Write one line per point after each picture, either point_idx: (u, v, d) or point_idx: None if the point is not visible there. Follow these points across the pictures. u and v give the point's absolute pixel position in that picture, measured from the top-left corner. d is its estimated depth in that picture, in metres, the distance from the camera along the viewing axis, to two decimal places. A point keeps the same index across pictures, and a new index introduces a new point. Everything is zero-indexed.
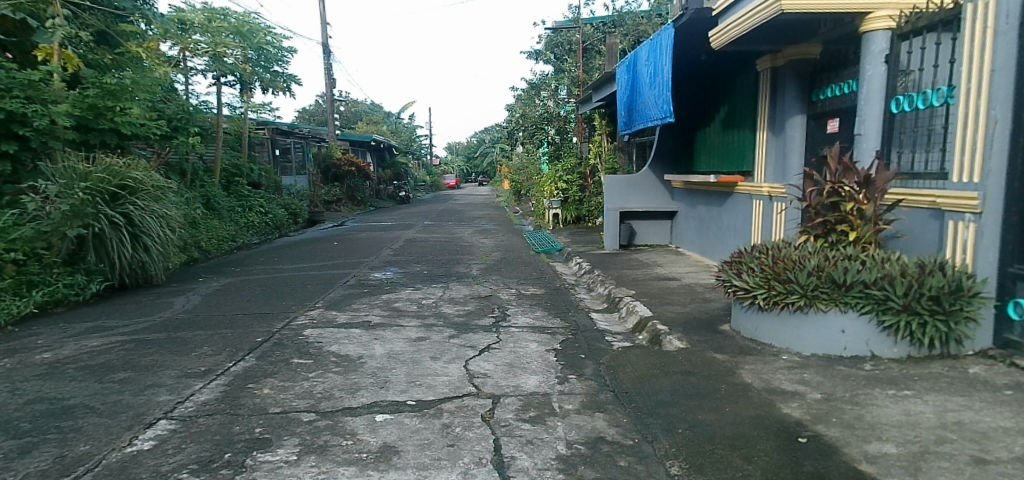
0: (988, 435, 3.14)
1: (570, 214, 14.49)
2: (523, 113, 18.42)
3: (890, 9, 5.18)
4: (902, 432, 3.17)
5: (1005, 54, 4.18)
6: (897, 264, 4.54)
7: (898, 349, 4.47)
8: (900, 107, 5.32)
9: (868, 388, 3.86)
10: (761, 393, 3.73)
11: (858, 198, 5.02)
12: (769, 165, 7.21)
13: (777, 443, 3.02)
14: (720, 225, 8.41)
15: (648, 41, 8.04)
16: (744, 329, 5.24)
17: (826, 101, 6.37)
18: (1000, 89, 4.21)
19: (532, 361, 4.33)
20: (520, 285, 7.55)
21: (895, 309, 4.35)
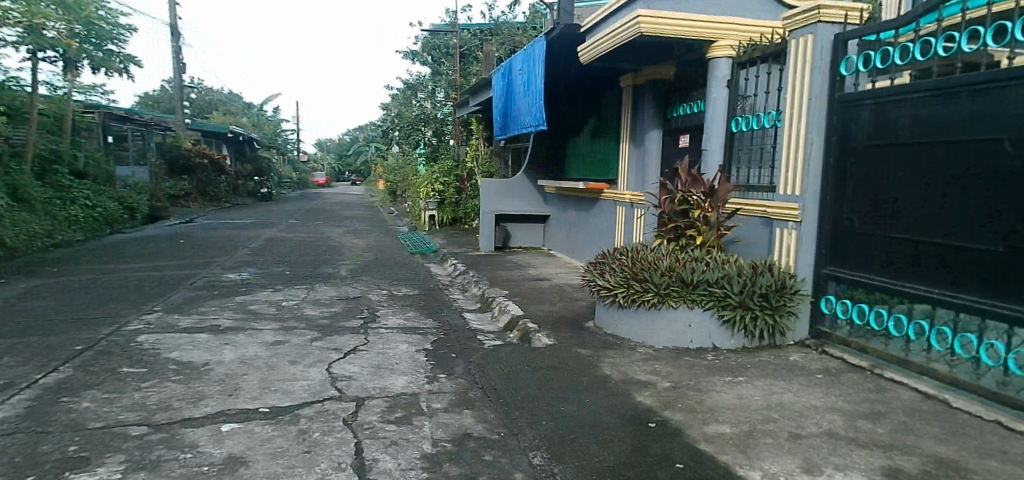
0: (803, 413, 3.63)
1: (446, 216, 14.48)
2: (399, 113, 18.00)
3: (731, 39, 5.86)
4: (736, 413, 3.56)
5: (819, 85, 4.88)
6: (735, 265, 5.10)
7: (736, 340, 5.01)
8: (739, 126, 5.87)
9: (709, 375, 4.27)
10: (619, 383, 3.98)
11: (704, 207, 5.57)
12: (631, 174, 7.73)
13: (632, 429, 3.23)
14: (588, 229, 8.86)
15: (523, 51, 8.26)
16: (605, 325, 5.56)
17: (678, 118, 6.94)
18: (816, 116, 4.91)
19: (400, 362, 4.25)
20: (392, 285, 7.39)
21: (733, 304, 4.89)
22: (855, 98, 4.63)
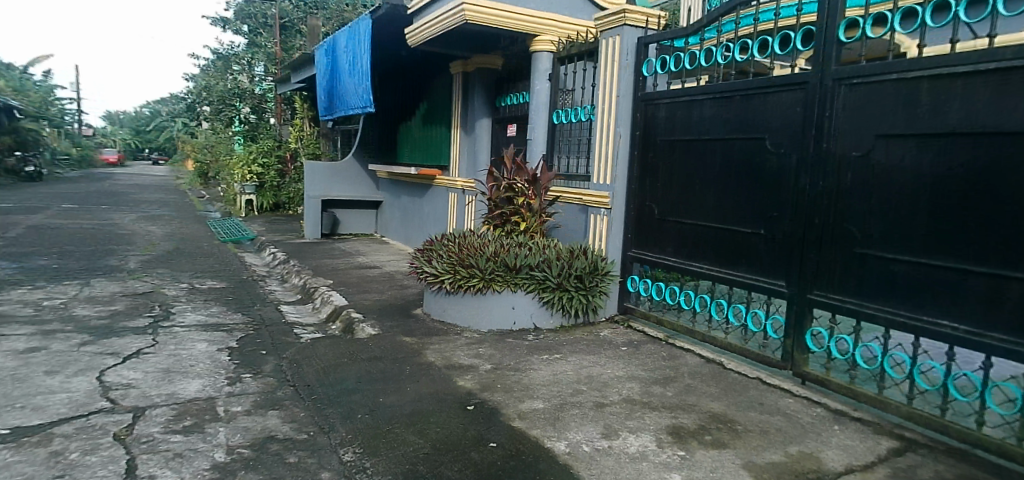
0: (608, 384, 3.96)
1: (267, 201, 13.46)
2: (208, 85, 16.27)
3: (552, 35, 6.17)
4: (549, 389, 3.77)
5: (626, 84, 5.33)
6: (554, 249, 5.39)
7: (555, 319, 5.31)
8: (560, 119, 6.16)
9: (529, 355, 4.48)
10: (441, 369, 4.00)
11: (528, 194, 5.80)
12: (462, 161, 7.81)
13: (449, 413, 3.26)
14: (421, 215, 8.79)
15: (346, 28, 7.88)
16: (433, 312, 5.55)
17: (506, 108, 7.09)
18: (623, 112, 5.37)
19: (196, 364, 3.82)
20: (194, 278, 6.64)
21: (552, 287, 5.17)
22: (653, 97, 5.16)
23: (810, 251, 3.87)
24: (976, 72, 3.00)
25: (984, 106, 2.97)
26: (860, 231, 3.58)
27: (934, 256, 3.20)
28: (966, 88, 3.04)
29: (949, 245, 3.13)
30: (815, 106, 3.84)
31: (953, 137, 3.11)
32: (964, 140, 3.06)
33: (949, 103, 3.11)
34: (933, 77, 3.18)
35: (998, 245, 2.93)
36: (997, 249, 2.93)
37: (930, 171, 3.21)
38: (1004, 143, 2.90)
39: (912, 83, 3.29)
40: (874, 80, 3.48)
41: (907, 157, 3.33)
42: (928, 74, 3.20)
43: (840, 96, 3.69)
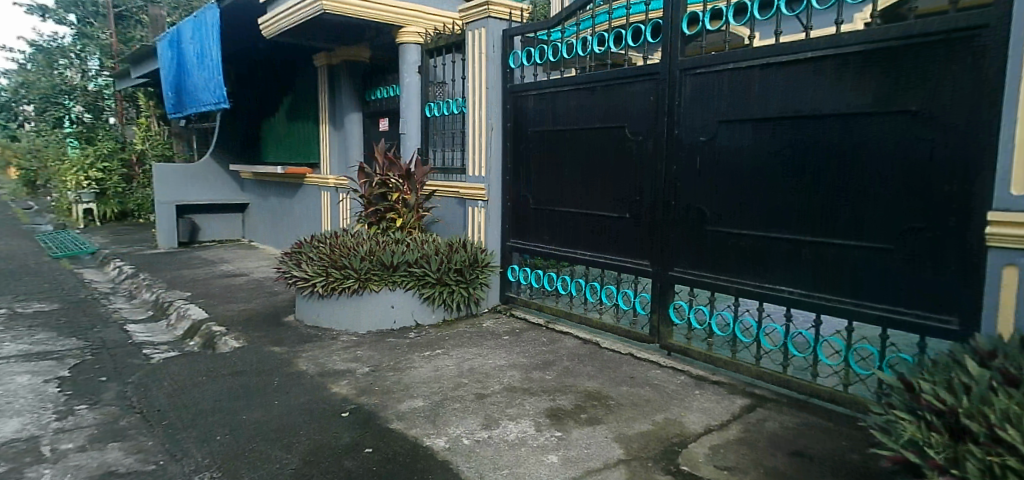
0: (489, 374, 4.00)
1: (110, 210, 12.07)
2: (27, 81, 14.22)
3: (418, 26, 6.07)
4: (429, 386, 3.73)
5: (494, 76, 5.37)
6: (432, 244, 5.34)
7: (437, 314, 5.26)
8: (432, 112, 6.10)
9: (409, 353, 4.39)
10: (313, 377, 3.81)
11: (402, 190, 5.68)
12: (332, 157, 7.47)
13: (321, 423, 3.12)
14: (292, 217, 8.33)
15: (190, 17, 7.22)
16: (306, 317, 5.26)
17: (377, 102, 6.89)
18: (493, 104, 5.40)
19: (16, 400, 3.33)
20: (17, 302, 5.78)
21: (431, 282, 5.12)
22: (521, 89, 5.26)
23: (671, 231, 4.14)
24: (796, 62, 3.33)
25: (805, 92, 3.30)
26: (711, 210, 3.87)
27: (773, 229, 3.54)
28: (789, 76, 3.37)
29: (784, 219, 3.47)
30: (666, 95, 4.09)
31: (781, 120, 3.43)
32: (790, 123, 3.40)
33: (778, 91, 3.43)
34: (763, 66, 3.49)
35: (821, 216, 3.28)
36: (822, 219, 3.29)
37: (765, 152, 3.54)
38: (822, 125, 3.24)
39: (746, 72, 3.60)
40: (716, 70, 3.76)
41: (746, 140, 3.64)
42: (759, 63, 3.51)
43: (688, 85, 3.96)
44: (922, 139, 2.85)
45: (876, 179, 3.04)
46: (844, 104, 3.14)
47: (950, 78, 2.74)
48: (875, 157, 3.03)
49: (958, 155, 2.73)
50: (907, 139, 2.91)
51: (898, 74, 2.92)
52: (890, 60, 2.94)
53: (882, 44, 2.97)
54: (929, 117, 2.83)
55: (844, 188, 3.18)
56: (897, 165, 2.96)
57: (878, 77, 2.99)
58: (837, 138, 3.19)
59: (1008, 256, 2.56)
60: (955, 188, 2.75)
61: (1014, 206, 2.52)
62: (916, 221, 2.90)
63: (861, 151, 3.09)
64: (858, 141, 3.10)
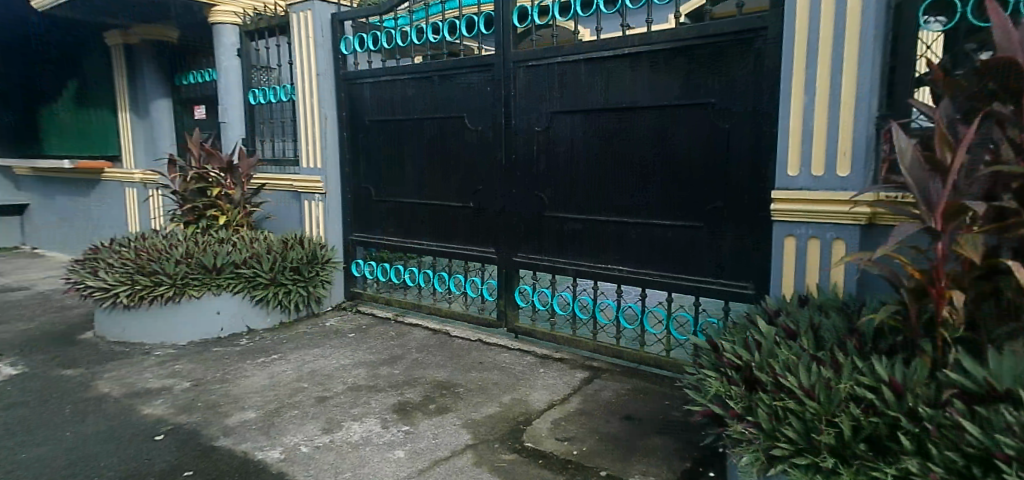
0: (331, 375, 3.79)
1: None
2: None
3: (234, 6, 5.53)
4: (262, 395, 3.43)
5: (325, 63, 5.06)
6: (263, 243, 4.93)
7: (272, 318, 4.87)
8: (257, 99, 5.62)
9: (239, 362, 4.01)
10: (119, 400, 3.32)
11: (225, 184, 5.16)
12: (139, 149, 6.61)
13: (128, 451, 2.72)
14: (90, 219, 7.20)
15: None
16: (110, 333, 4.58)
17: (189, 87, 6.20)
18: (325, 91, 5.09)
19: None
20: None
21: (264, 283, 4.72)
22: (356, 77, 5.03)
23: (512, 218, 4.25)
24: (615, 57, 3.56)
25: (624, 86, 3.55)
26: (548, 197, 4.03)
27: (603, 213, 3.77)
28: (611, 71, 3.59)
29: (612, 203, 3.72)
30: (501, 86, 4.16)
31: (605, 112, 3.65)
32: (613, 114, 3.62)
33: (601, 84, 3.65)
34: (587, 60, 3.69)
35: (644, 199, 3.57)
36: (644, 202, 3.57)
37: (593, 142, 3.75)
38: (640, 116, 3.51)
39: (573, 66, 3.78)
40: (545, 63, 3.90)
41: (575, 130, 3.82)
42: (584, 58, 3.70)
43: (521, 76, 4.06)
44: (720, 128, 3.19)
45: (686, 165, 3.36)
46: (657, 97, 3.42)
47: (740, 74, 3.09)
48: (684, 144, 3.35)
49: (748, 142, 3.10)
50: (708, 128, 3.24)
51: (700, 70, 3.23)
52: (692, 57, 3.25)
53: (685, 42, 3.26)
54: (724, 108, 3.16)
55: (660, 174, 3.47)
56: (701, 152, 3.28)
57: (683, 73, 3.30)
58: (652, 128, 3.46)
59: (789, 228, 2.78)
60: (747, 170, 3.12)
61: (790, 186, 2.74)
62: (718, 201, 3.25)
63: (673, 139, 3.39)
64: (669, 131, 3.40)
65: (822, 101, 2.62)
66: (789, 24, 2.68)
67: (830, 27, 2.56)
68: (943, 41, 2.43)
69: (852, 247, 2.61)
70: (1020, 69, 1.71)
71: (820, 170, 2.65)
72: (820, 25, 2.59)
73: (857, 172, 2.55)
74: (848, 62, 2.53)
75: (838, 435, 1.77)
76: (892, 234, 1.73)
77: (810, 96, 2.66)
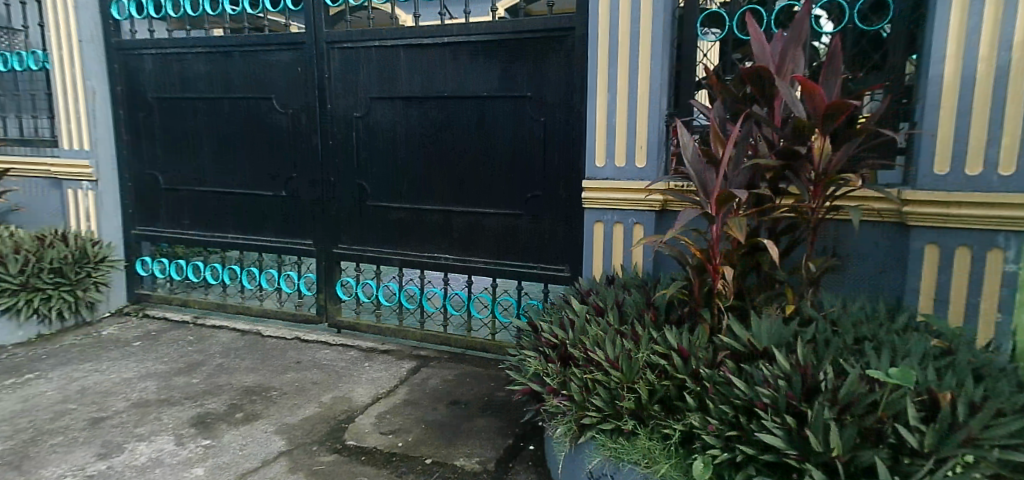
0: (110, 391, 3.23)
1: None
2: None
3: None
4: (11, 424, 2.81)
5: (90, 27, 4.26)
6: (9, 240, 4.07)
7: (26, 330, 4.02)
8: None
9: None
10: None
11: None
12: None
13: None
14: None
15: None
16: None
17: None
18: (92, 60, 4.30)
19: None
20: None
21: (11, 289, 3.90)
22: (133, 46, 4.31)
23: (331, 207, 4.00)
24: (434, 45, 3.51)
25: (445, 74, 3.52)
26: (369, 185, 3.87)
27: (427, 202, 3.72)
28: (431, 58, 3.54)
29: (435, 192, 3.69)
30: (314, 67, 3.86)
31: (426, 99, 3.59)
32: (433, 103, 3.58)
33: (421, 71, 3.58)
34: (406, 46, 3.58)
35: (466, 187, 3.59)
36: (466, 190, 3.60)
37: (414, 129, 3.66)
38: (461, 104, 3.51)
39: (391, 51, 3.64)
40: (362, 46, 3.71)
41: (395, 116, 3.71)
42: (402, 43, 3.59)
43: (336, 58, 3.81)
44: (537, 120, 3.32)
45: (504, 154, 3.44)
46: (477, 88, 3.45)
47: (553, 70, 3.24)
48: (503, 135, 3.43)
49: (562, 134, 3.26)
50: (526, 120, 3.35)
51: (517, 63, 3.33)
52: (509, 51, 3.33)
53: (502, 36, 3.33)
54: (540, 102, 3.30)
55: (481, 163, 3.52)
56: (520, 143, 3.39)
57: (502, 65, 3.37)
58: (473, 117, 3.49)
59: (597, 214, 3.00)
60: (562, 161, 3.29)
61: (598, 175, 2.96)
62: (537, 190, 3.39)
63: (493, 129, 3.45)
64: (489, 121, 3.45)
65: (623, 98, 2.86)
66: (595, 25, 2.87)
67: (627, 31, 2.80)
68: (716, 50, 2.77)
69: (649, 231, 2.90)
70: (769, 77, 2.01)
71: (622, 162, 2.90)
72: (619, 28, 2.81)
73: (652, 164, 2.83)
74: (643, 64, 2.79)
75: (637, 400, 1.97)
76: (679, 218, 1.93)
77: (613, 93, 2.88)
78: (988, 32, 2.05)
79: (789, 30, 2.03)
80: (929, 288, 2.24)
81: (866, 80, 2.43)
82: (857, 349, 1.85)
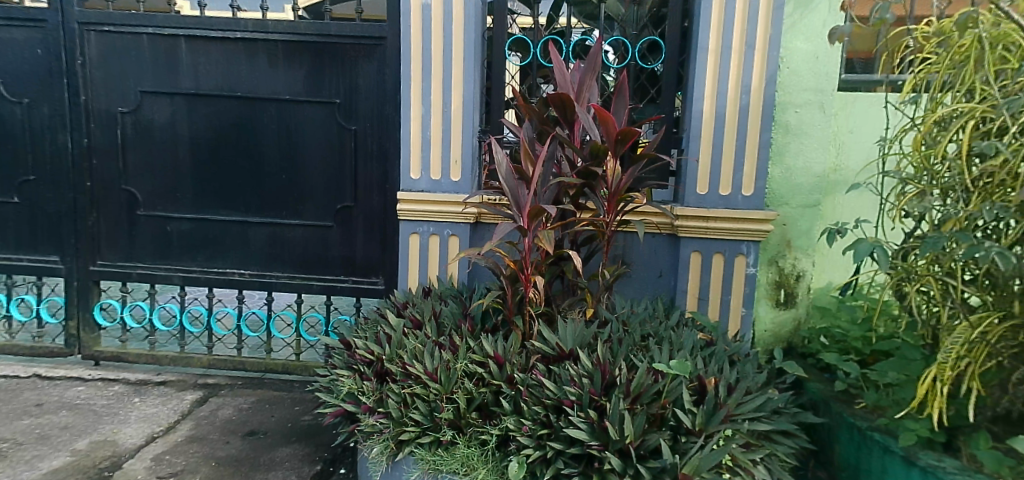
0: None
1: None
2: None
3: None
4: None
5: None
6: None
7: None
8: None
9: None
10: None
11: None
12: None
13: None
14: None
15: None
16: None
17: None
18: None
19: None
20: None
21: None
22: None
23: (89, 217, 3.36)
24: (226, 40, 3.17)
25: (239, 73, 3.20)
26: (142, 192, 3.33)
27: (219, 211, 3.33)
28: (221, 53, 3.19)
29: (228, 201, 3.32)
30: (63, 51, 3.23)
31: (216, 98, 3.22)
32: (225, 102, 3.23)
33: (209, 66, 3.20)
34: (189, 37, 3.17)
35: (268, 195, 3.30)
36: (267, 199, 3.30)
37: (201, 130, 3.26)
38: (260, 106, 3.22)
39: (169, 41, 3.19)
40: (130, 32, 3.18)
41: (177, 115, 3.26)
42: (184, 33, 3.17)
43: (93, 43, 3.22)
44: (347, 129, 3.19)
45: (309, 163, 3.24)
46: (279, 90, 3.20)
47: (363, 79, 3.15)
48: (308, 142, 3.23)
49: (374, 144, 3.18)
50: (335, 128, 3.20)
51: (322, 68, 3.16)
52: (316, 55, 3.16)
53: (307, 38, 3.14)
54: (349, 110, 3.18)
55: (284, 171, 3.26)
56: (326, 151, 3.22)
57: (306, 68, 3.17)
58: (273, 121, 3.23)
59: (413, 226, 2.98)
60: (374, 172, 3.20)
61: (413, 187, 2.95)
62: (347, 200, 3.25)
63: (297, 135, 3.23)
64: (294, 126, 3.22)
65: (437, 112, 2.89)
66: (406, 38, 2.86)
67: (439, 47, 2.85)
68: (522, 74, 2.98)
69: (463, 243, 2.96)
70: (570, 104, 2.20)
71: (437, 174, 2.93)
72: (431, 43, 2.85)
73: (466, 177, 2.92)
74: (455, 80, 2.86)
75: (455, 410, 2.00)
76: (495, 232, 2.02)
77: (427, 107, 2.90)
78: (733, 80, 2.52)
79: (585, 61, 2.26)
80: (695, 288, 2.66)
81: (645, 110, 2.84)
82: (644, 345, 2.12)
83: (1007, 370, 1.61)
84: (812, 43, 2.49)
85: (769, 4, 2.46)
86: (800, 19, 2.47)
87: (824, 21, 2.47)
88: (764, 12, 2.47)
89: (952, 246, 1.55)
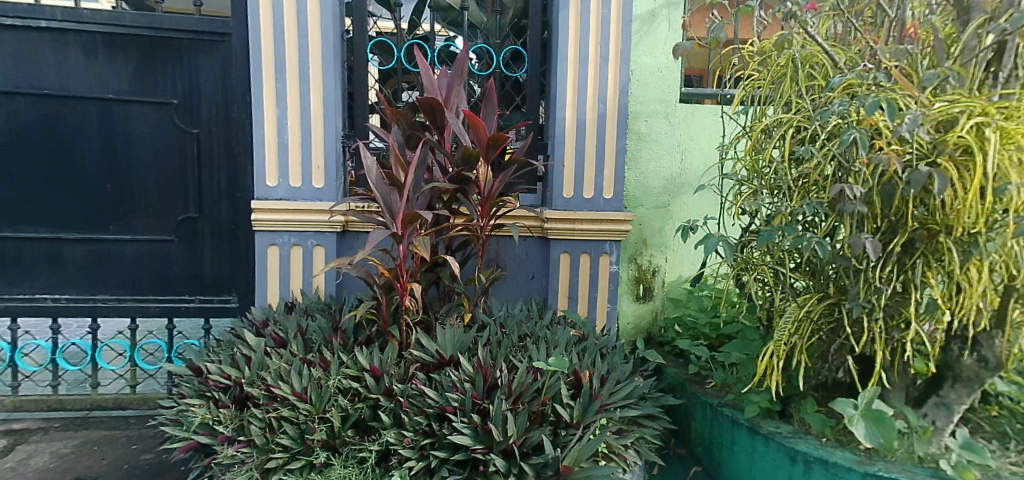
0: None
1: None
2: None
3: None
4: None
5: None
6: None
7: None
8: None
9: None
10: None
11: None
12: None
13: None
14: None
15: None
16: None
17: None
18: None
19: None
20: None
21: None
22: None
23: None
24: (25, 29, 2.70)
25: (45, 67, 2.75)
26: None
27: (24, 227, 2.84)
28: (21, 44, 2.71)
29: (36, 214, 2.83)
30: None
31: (16, 95, 2.74)
32: (29, 100, 2.75)
33: (5, 58, 2.72)
34: None
35: (89, 207, 2.86)
36: (88, 212, 2.87)
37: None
38: (78, 107, 2.79)
39: None
40: None
41: None
42: None
43: None
44: (187, 133, 2.86)
45: (142, 170, 2.87)
46: (99, 88, 2.79)
47: (204, 77, 2.84)
48: (139, 146, 2.85)
49: (220, 149, 2.89)
50: (172, 131, 2.86)
51: (154, 64, 2.81)
52: (146, 50, 2.80)
53: (133, 30, 2.76)
54: (189, 111, 2.86)
55: (110, 180, 2.85)
56: (163, 156, 2.87)
57: (134, 63, 2.80)
58: (94, 123, 2.81)
59: (271, 237, 2.76)
60: (222, 179, 2.91)
61: (270, 196, 2.74)
62: (190, 211, 2.92)
63: (126, 139, 2.84)
64: (120, 129, 2.83)
65: (295, 115, 2.72)
66: (256, 36, 2.65)
67: (294, 46, 2.68)
68: (385, 77, 2.90)
69: (330, 254, 2.81)
70: (439, 109, 2.19)
71: (297, 181, 2.75)
72: (285, 41, 2.67)
73: (330, 183, 2.77)
74: (314, 82, 2.71)
75: (330, 430, 1.88)
76: (368, 239, 1.94)
77: (283, 109, 2.71)
78: (591, 90, 2.68)
79: (453, 67, 2.27)
80: (564, 288, 2.78)
81: (512, 118, 2.94)
82: (521, 345, 2.17)
83: (825, 343, 1.90)
84: (655, 59, 2.75)
85: (619, 22, 2.66)
86: (646, 36, 2.72)
87: (665, 40, 2.74)
88: (615, 28, 2.66)
89: (781, 239, 1.79)
